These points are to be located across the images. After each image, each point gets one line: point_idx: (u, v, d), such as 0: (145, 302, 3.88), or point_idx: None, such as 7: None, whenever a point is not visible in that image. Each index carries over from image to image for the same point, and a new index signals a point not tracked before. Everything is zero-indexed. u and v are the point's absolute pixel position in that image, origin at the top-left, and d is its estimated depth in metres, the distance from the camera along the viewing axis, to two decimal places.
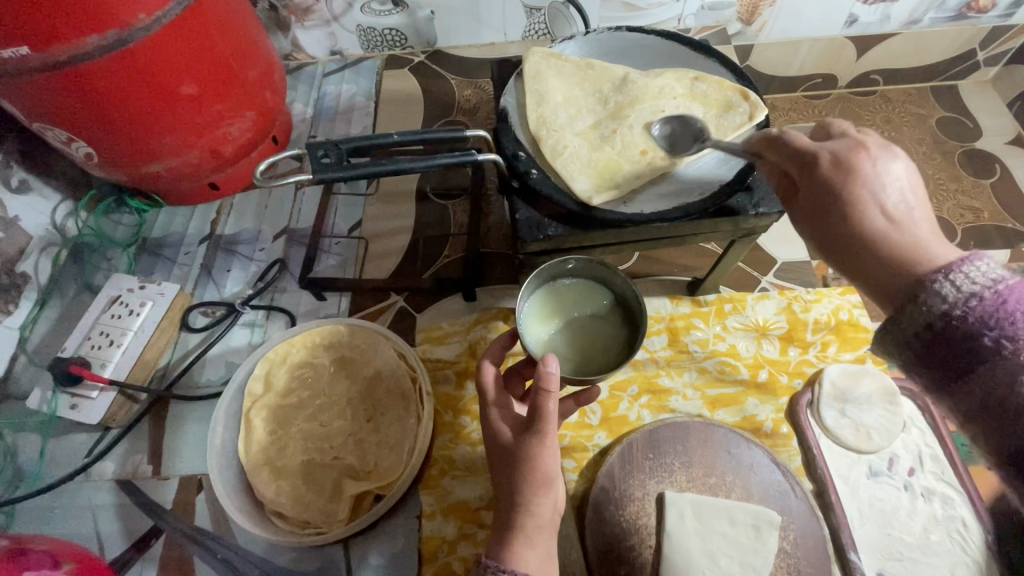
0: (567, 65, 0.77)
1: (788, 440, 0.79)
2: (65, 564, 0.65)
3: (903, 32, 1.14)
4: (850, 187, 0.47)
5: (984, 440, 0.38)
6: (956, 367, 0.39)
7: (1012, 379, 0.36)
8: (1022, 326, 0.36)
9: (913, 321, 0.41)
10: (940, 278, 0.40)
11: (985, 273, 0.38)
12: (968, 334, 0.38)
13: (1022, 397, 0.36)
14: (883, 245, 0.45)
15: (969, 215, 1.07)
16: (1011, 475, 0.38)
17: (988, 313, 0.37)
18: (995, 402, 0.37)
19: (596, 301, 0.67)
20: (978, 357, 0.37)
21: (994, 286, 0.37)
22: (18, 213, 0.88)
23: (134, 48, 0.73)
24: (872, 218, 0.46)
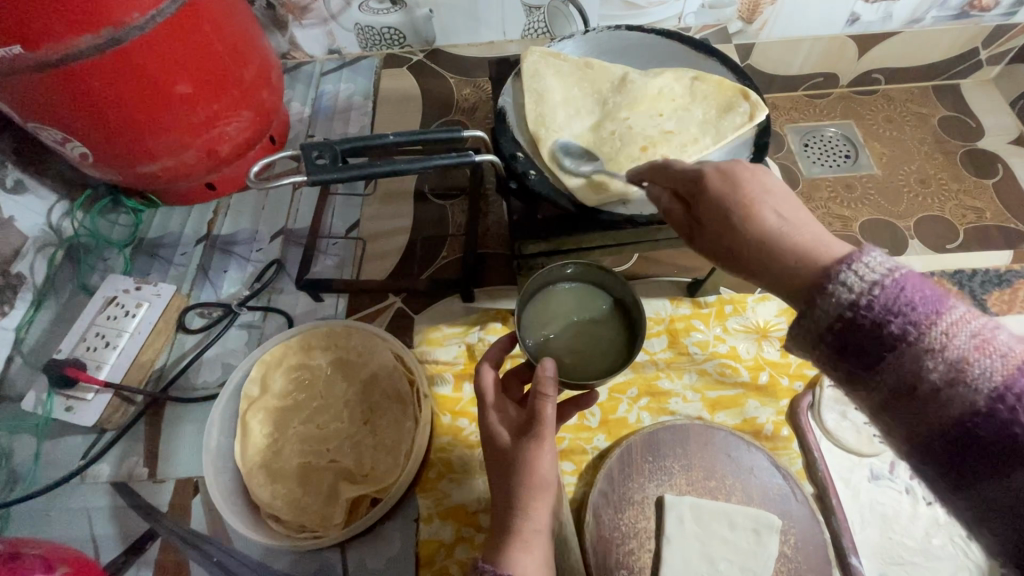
0: (566, 64, 0.77)
1: (789, 442, 0.78)
2: (60, 568, 0.65)
3: (905, 30, 1.13)
4: (745, 196, 0.45)
5: (894, 428, 0.36)
6: (864, 357, 0.36)
7: (918, 366, 0.33)
8: (921, 312, 0.34)
9: (824, 313, 0.37)
10: (843, 268, 0.37)
11: (881, 262, 0.36)
12: (877, 323, 0.35)
13: (930, 384, 0.33)
14: (782, 242, 0.42)
15: (971, 216, 1.06)
16: (924, 463, 0.35)
17: (890, 302, 0.34)
18: (908, 391, 0.34)
19: (596, 305, 0.66)
20: (885, 345, 0.34)
21: (892, 275, 0.35)
22: (13, 213, 0.88)
23: (128, 47, 0.72)
24: (774, 218, 0.44)
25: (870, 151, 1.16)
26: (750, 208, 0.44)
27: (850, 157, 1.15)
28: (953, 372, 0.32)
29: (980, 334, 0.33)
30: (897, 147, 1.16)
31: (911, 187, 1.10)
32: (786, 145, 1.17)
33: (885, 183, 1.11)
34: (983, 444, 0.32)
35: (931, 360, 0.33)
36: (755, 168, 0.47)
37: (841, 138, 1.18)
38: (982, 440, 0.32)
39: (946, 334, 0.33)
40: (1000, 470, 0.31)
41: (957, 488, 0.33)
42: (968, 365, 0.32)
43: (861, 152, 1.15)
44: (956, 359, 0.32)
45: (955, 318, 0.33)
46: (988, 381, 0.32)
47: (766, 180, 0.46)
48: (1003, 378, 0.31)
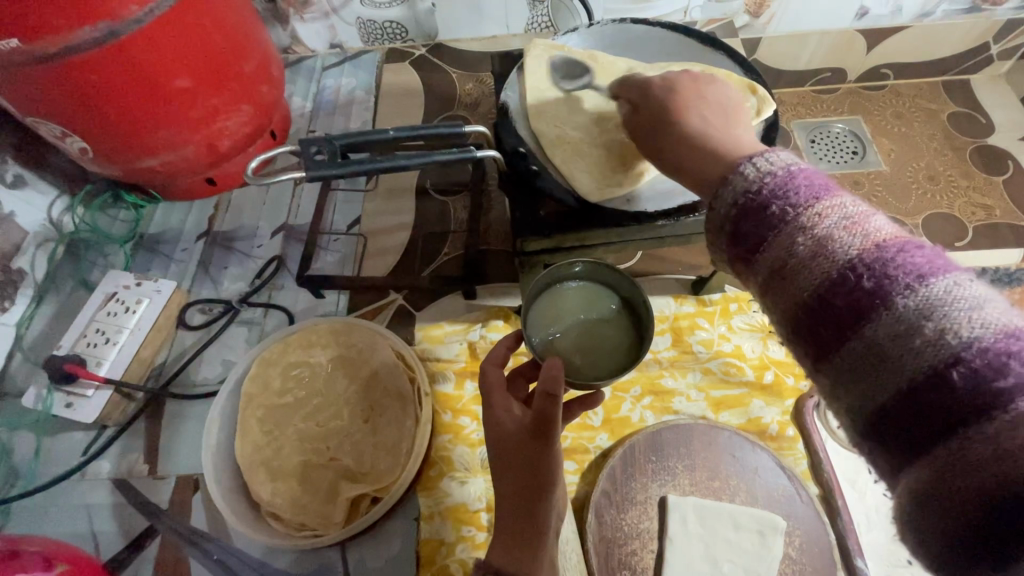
0: (570, 58, 0.75)
1: (794, 443, 0.77)
2: (59, 566, 0.64)
3: (915, 25, 1.10)
4: (683, 99, 0.52)
5: (773, 311, 0.36)
6: (749, 238, 0.36)
7: (790, 242, 0.34)
8: (802, 194, 0.34)
9: (726, 203, 0.38)
10: (746, 162, 0.38)
11: (780, 158, 0.37)
12: (761, 205, 0.36)
13: (796, 257, 0.34)
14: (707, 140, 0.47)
15: (980, 213, 1.05)
16: (794, 341, 0.36)
17: (778, 187, 0.35)
18: (781, 269, 0.34)
19: (601, 305, 0.65)
20: (767, 226, 0.35)
21: (787, 167, 0.36)
22: (14, 208, 0.87)
23: (127, 41, 0.72)
24: (699, 125, 0.49)
25: (877, 147, 1.14)
26: (689, 115, 0.50)
27: (857, 153, 1.14)
28: (818, 245, 0.33)
29: (853, 217, 0.33)
30: (906, 143, 1.14)
31: (919, 184, 1.09)
32: (793, 141, 1.15)
33: (893, 180, 1.10)
34: (837, 315, 0.32)
35: (801, 236, 0.33)
36: (706, 83, 0.54)
37: (849, 134, 1.16)
38: (835, 310, 0.32)
39: (819, 213, 0.33)
40: (849, 336, 0.32)
41: (822, 360, 0.34)
42: (833, 239, 0.33)
43: (868, 149, 1.14)
44: (823, 235, 0.33)
45: (831, 202, 0.34)
46: (846, 252, 0.32)
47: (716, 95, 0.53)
48: (859, 251, 0.32)
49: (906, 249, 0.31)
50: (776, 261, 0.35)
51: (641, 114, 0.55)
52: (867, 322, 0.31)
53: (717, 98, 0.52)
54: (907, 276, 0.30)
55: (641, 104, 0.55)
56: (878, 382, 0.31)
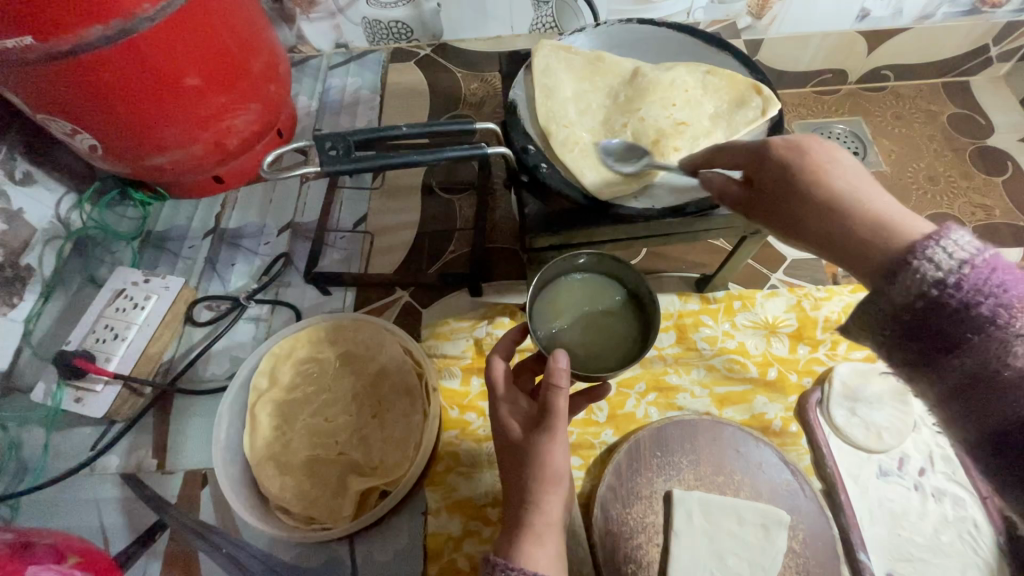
0: (577, 58, 0.76)
1: (797, 439, 0.78)
2: (70, 558, 0.65)
3: (915, 27, 1.12)
4: (806, 163, 0.45)
5: (959, 417, 0.37)
6: (942, 343, 0.36)
7: (1003, 350, 0.34)
8: (1012, 295, 0.34)
9: (902, 293, 0.37)
10: (928, 245, 0.36)
11: (965, 242, 0.36)
12: (950, 306, 0.35)
13: (1008, 371, 0.34)
14: (848, 219, 0.41)
15: (980, 213, 1.06)
16: (977, 450, 0.37)
17: (977, 282, 0.34)
18: (984, 376, 0.35)
19: (606, 298, 0.66)
20: (971, 328, 0.35)
21: (981, 255, 0.35)
22: (23, 205, 0.88)
23: (139, 39, 0.72)
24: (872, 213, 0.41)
25: (878, 148, 1.16)
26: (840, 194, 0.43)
27: (859, 154, 1.15)
28: None
29: None
30: (907, 144, 1.15)
31: (920, 185, 1.10)
32: None
33: (894, 180, 1.11)
34: None
35: (1017, 345, 0.34)
36: (816, 144, 0.46)
37: (850, 135, 1.17)
38: None
39: None
40: None
41: (1012, 474, 0.36)
42: None
43: (869, 149, 1.15)
44: None
45: None
46: None
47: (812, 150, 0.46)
48: None
49: (1003, 276, 0.34)
50: (947, 344, 0.36)
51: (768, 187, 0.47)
52: None
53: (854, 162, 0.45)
54: None
55: (759, 169, 0.48)
56: None
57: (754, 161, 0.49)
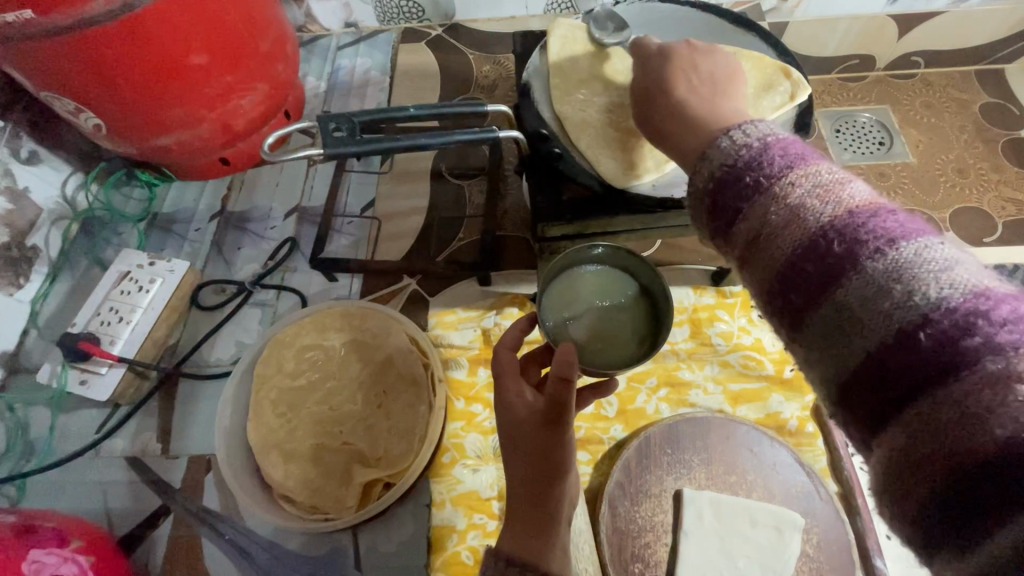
0: (596, 39, 0.73)
1: (813, 439, 0.75)
2: (73, 542, 0.64)
3: (950, 10, 1.06)
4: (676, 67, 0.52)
5: (749, 282, 0.36)
6: (724, 211, 0.36)
7: (765, 214, 0.33)
8: (778, 162, 0.34)
9: (701, 176, 0.38)
10: (728, 134, 0.38)
11: (761, 128, 0.37)
12: (736, 177, 0.35)
13: (770, 226, 0.33)
14: (689, 109, 0.47)
15: (1010, 208, 1.01)
16: (770, 313, 0.35)
17: (754, 156, 0.35)
18: (755, 240, 0.34)
19: (608, 284, 0.64)
20: (742, 197, 0.34)
21: (766, 137, 0.36)
22: (29, 184, 0.86)
23: (142, 13, 0.70)
24: (685, 88, 0.50)
25: (906, 138, 1.11)
26: (673, 74, 0.51)
27: (884, 144, 1.10)
28: (792, 214, 0.32)
29: (826, 184, 0.32)
30: (935, 134, 1.10)
31: (947, 177, 1.05)
32: (817, 131, 1.12)
33: (920, 172, 1.06)
34: (809, 282, 0.32)
35: (775, 206, 0.33)
36: (705, 51, 0.54)
37: (876, 124, 1.12)
38: (808, 277, 0.32)
39: (792, 182, 0.33)
40: (820, 302, 0.31)
41: (795, 331, 0.33)
42: (806, 208, 0.32)
43: (895, 139, 1.10)
44: (795, 205, 0.32)
45: (806, 170, 0.33)
46: (817, 220, 0.31)
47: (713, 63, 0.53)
48: (831, 218, 0.31)
49: (787, 147, 0.34)
50: (726, 214, 0.36)
51: (636, 79, 0.55)
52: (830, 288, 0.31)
53: (713, 64, 0.53)
54: (877, 240, 0.30)
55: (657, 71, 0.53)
56: (854, 347, 0.30)
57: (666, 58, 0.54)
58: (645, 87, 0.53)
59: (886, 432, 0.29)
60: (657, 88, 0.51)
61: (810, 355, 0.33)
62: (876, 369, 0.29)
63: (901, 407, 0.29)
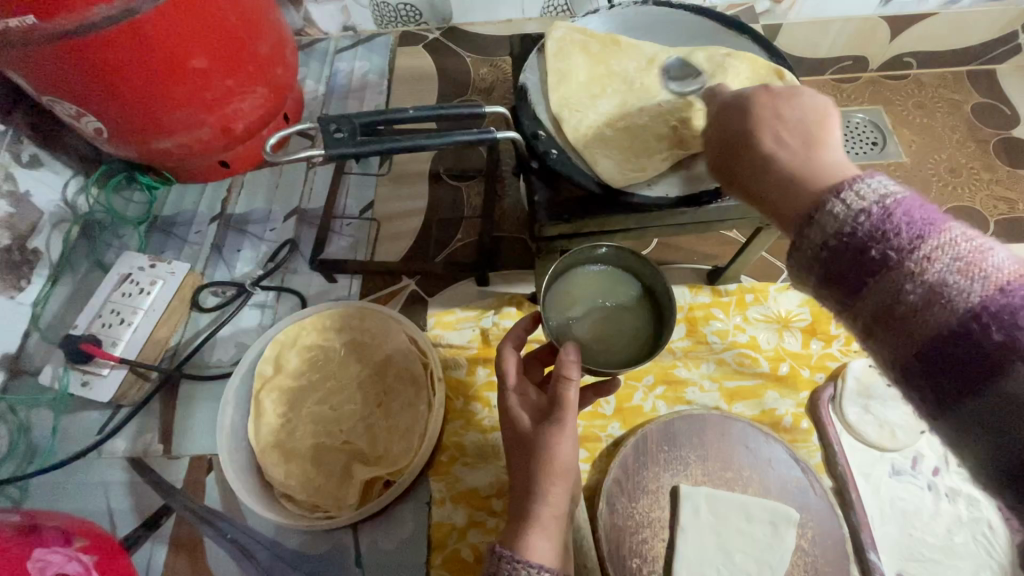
0: (591, 42, 0.74)
1: (808, 435, 0.77)
2: (77, 541, 0.65)
3: (942, 12, 1.08)
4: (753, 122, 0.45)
5: (876, 356, 0.34)
6: (847, 284, 0.34)
7: (896, 290, 0.32)
8: (907, 234, 0.32)
9: (812, 242, 0.35)
10: (834, 195, 0.35)
11: (878, 187, 0.34)
12: (858, 248, 0.33)
13: (906, 305, 0.31)
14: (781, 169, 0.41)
15: (1002, 207, 1.02)
16: (905, 390, 0.33)
17: (876, 225, 0.32)
18: (887, 316, 0.32)
19: (620, 290, 0.65)
20: (867, 272, 0.33)
21: (886, 199, 0.33)
22: (30, 188, 0.87)
23: (143, 18, 0.71)
24: (772, 141, 0.43)
25: (899, 138, 1.12)
26: (757, 128, 0.44)
27: (878, 144, 1.11)
28: (931, 293, 0.31)
29: (967, 256, 0.30)
30: (927, 134, 1.12)
31: (940, 176, 1.06)
32: None
33: (913, 171, 1.08)
34: (959, 368, 0.30)
35: (910, 283, 0.31)
36: (789, 92, 0.45)
37: (869, 125, 1.14)
38: (957, 362, 0.30)
39: (927, 256, 0.31)
40: (976, 390, 0.29)
41: (937, 415, 0.32)
42: (947, 285, 0.30)
43: (888, 139, 1.11)
44: (933, 283, 0.31)
45: (941, 240, 0.31)
46: (966, 300, 0.30)
47: (803, 103, 0.44)
48: (981, 298, 0.29)
49: (914, 213, 0.32)
50: (850, 288, 0.34)
51: (710, 141, 0.49)
52: (990, 376, 0.29)
53: (806, 105, 0.44)
54: None
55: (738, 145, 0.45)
56: (1019, 443, 0.28)
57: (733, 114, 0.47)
58: (726, 147, 0.47)
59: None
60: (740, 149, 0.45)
61: (954, 439, 0.31)
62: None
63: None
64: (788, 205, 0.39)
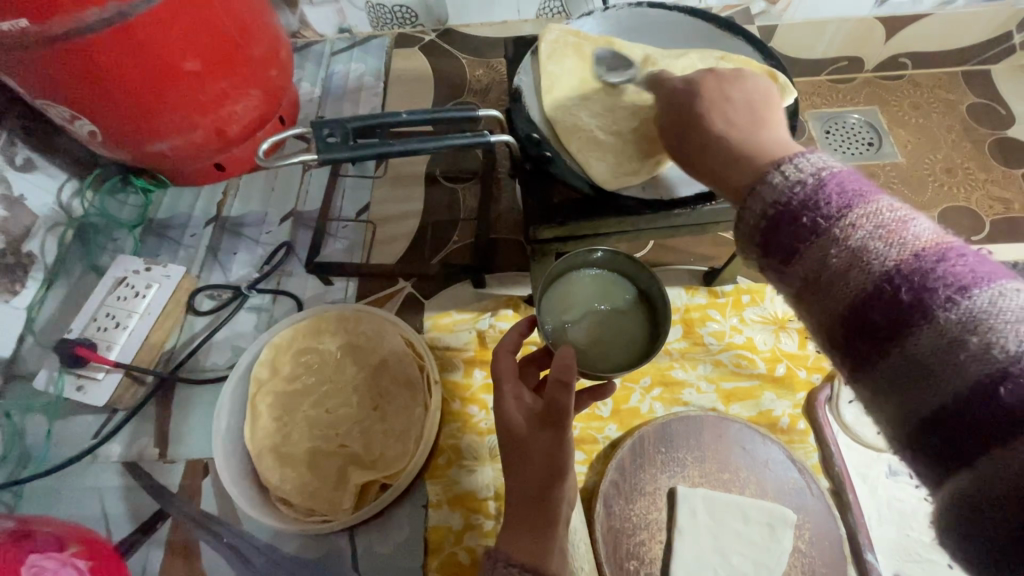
0: (586, 44, 0.74)
1: (805, 436, 0.77)
2: (71, 547, 0.64)
3: (937, 12, 1.08)
4: (700, 103, 0.49)
5: (810, 320, 0.36)
6: (780, 251, 0.36)
7: (823, 255, 0.33)
8: (836, 202, 0.33)
9: (753, 213, 0.38)
10: (774, 170, 0.37)
11: (812, 162, 0.36)
12: (792, 216, 0.35)
13: (831, 268, 0.33)
14: (731, 141, 0.45)
15: (998, 207, 1.03)
16: (834, 351, 0.35)
17: (808, 195, 0.34)
18: (815, 280, 0.34)
19: (613, 291, 0.64)
20: (799, 238, 0.34)
21: (819, 172, 0.35)
22: (24, 191, 0.87)
23: (137, 21, 0.71)
24: (722, 120, 0.47)
25: (894, 139, 1.12)
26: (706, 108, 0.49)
27: (873, 144, 1.11)
28: (854, 257, 0.32)
29: (889, 224, 0.32)
30: (923, 135, 1.12)
31: (936, 176, 1.07)
32: (807, 132, 1.13)
33: (909, 172, 1.08)
34: (878, 329, 0.32)
35: (835, 248, 0.33)
36: (733, 78, 0.50)
37: (864, 125, 1.14)
38: (877, 323, 0.32)
39: (853, 222, 0.33)
40: (889, 347, 0.31)
41: (857, 371, 0.34)
42: (870, 250, 0.32)
43: (884, 140, 1.12)
44: (858, 246, 0.32)
45: (868, 208, 0.33)
46: (883, 264, 0.31)
47: (747, 87, 0.49)
48: (897, 262, 0.31)
49: (843, 183, 0.34)
50: (784, 255, 0.36)
51: (665, 116, 0.53)
52: (902, 333, 0.31)
53: (747, 89, 0.49)
54: (949, 288, 0.30)
55: (688, 126, 0.50)
56: (921, 391, 0.30)
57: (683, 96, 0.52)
58: (680, 123, 0.51)
59: (959, 471, 0.29)
60: (692, 129, 0.49)
61: (875, 393, 0.33)
62: (953, 417, 0.29)
63: (976, 452, 0.29)
64: (736, 174, 0.42)
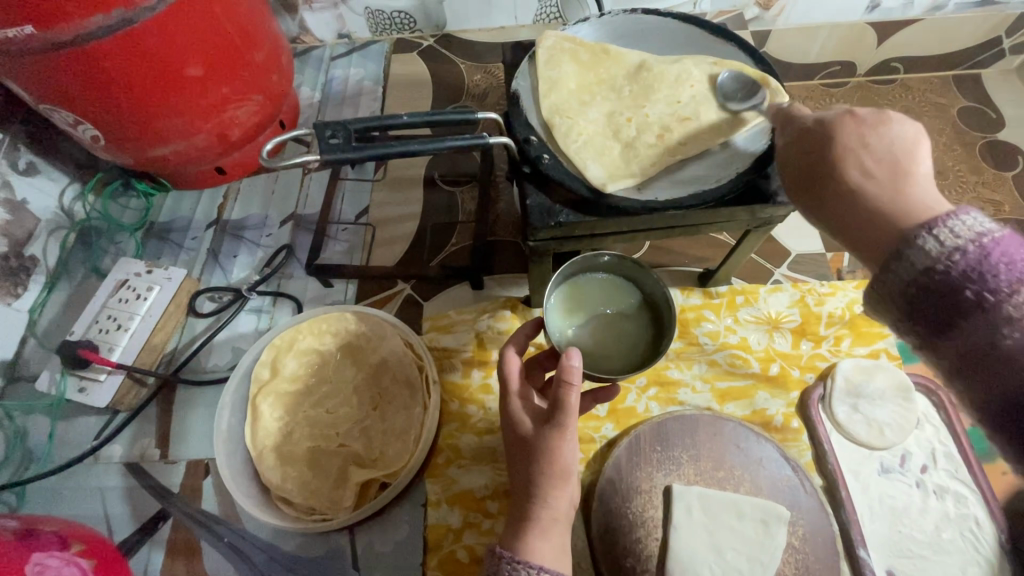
0: (581, 50, 0.75)
1: (798, 434, 0.78)
2: (74, 545, 0.65)
3: (926, 18, 1.10)
4: (835, 151, 0.47)
5: (965, 389, 0.39)
6: (937, 322, 0.39)
7: (993, 333, 0.36)
8: (1004, 278, 0.36)
9: (901, 274, 0.40)
10: (924, 233, 0.40)
11: (972, 225, 0.38)
12: (955, 288, 0.37)
13: (1003, 347, 0.36)
14: (868, 202, 0.45)
15: (988, 209, 1.04)
16: (988, 419, 0.39)
17: (972, 266, 0.37)
18: (981, 355, 0.37)
19: (621, 296, 0.66)
20: (960, 311, 0.37)
21: (981, 238, 0.37)
22: (27, 195, 0.88)
23: (141, 28, 0.72)
24: (857, 170, 0.46)
25: None
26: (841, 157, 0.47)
27: None
28: None
29: None
30: None
31: None
32: None
33: None
34: None
35: (1008, 327, 0.36)
36: (875, 120, 0.46)
37: None
38: None
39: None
40: None
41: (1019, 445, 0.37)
42: None
43: None
44: None
45: None
46: None
47: (891, 131, 0.46)
48: None
49: (1010, 257, 0.36)
50: (941, 325, 0.39)
51: (794, 163, 0.52)
52: None
53: (895, 133, 0.45)
54: None
55: (819, 181, 0.49)
56: None
57: (811, 143, 0.50)
58: (810, 168, 0.49)
59: None
60: (825, 177, 0.48)
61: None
62: None
63: None
64: (876, 236, 0.44)
